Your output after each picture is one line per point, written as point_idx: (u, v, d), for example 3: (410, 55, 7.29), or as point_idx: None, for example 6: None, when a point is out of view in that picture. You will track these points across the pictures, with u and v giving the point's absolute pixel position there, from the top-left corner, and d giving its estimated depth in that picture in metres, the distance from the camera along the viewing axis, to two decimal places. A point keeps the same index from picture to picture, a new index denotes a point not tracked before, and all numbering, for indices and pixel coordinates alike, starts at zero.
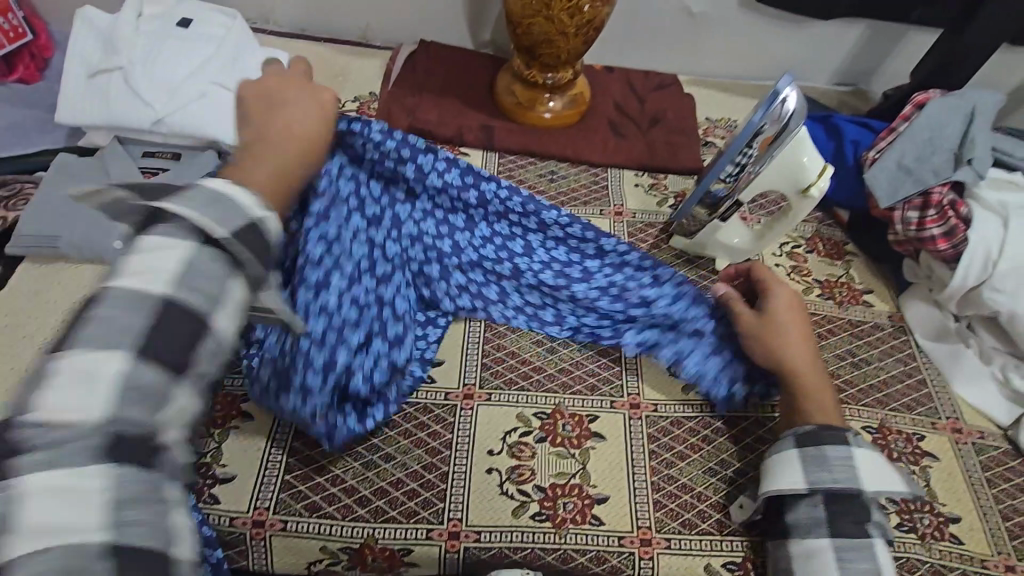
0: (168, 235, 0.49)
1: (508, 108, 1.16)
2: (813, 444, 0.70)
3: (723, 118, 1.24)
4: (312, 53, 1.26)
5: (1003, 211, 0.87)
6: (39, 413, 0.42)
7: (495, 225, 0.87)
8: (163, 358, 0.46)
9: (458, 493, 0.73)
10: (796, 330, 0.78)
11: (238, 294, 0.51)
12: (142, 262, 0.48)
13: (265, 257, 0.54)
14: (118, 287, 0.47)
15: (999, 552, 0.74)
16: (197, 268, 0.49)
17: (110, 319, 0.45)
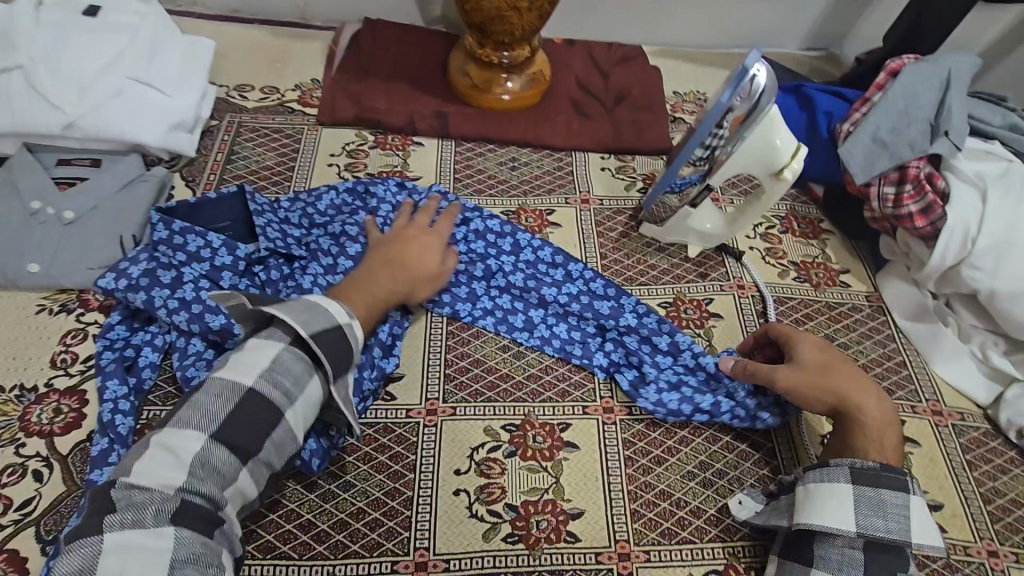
0: (268, 337, 0.62)
1: (463, 91, 1.08)
2: (869, 485, 0.63)
3: (690, 91, 1.18)
4: (245, 37, 1.15)
5: (981, 183, 0.83)
6: (140, 480, 0.52)
7: (489, 221, 0.91)
8: (238, 445, 0.57)
9: (425, 520, 0.68)
10: (837, 375, 0.70)
11: (313, 391, 0.63)
12: (245, 361, 0.60)
13: (341, 361, 0.64)
14: (219, 378, 0.59)
15: (982, 537, 0.73)
16: (285, 367, 0.61)
17: (204, 404, 0.57)
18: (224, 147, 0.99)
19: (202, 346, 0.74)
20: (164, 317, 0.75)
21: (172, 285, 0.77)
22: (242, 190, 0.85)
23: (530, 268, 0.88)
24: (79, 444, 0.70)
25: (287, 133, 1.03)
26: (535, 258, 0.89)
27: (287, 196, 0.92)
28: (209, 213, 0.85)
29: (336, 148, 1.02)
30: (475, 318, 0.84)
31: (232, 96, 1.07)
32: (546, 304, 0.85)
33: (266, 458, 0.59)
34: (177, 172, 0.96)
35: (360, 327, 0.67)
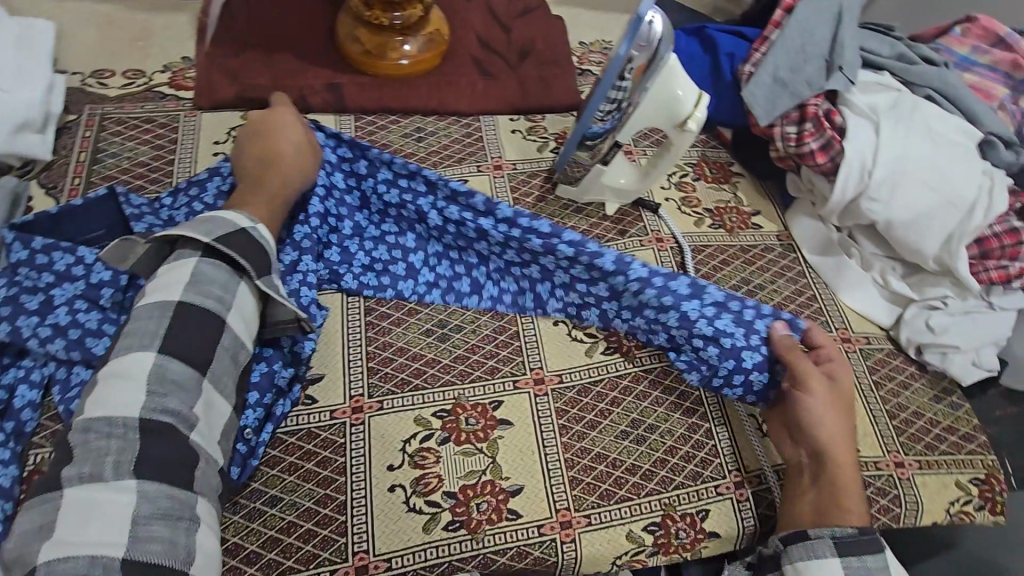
0: (177, 258, 0.64)
1: (355, 58, 0.99)
2: (852, 553, 0.65)
3: (596, 40, 1.14)
4: (96, 15, 1.01)
5: (874, 115, 0.85)
6: (100, 416, 0.54)
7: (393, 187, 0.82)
8: (187, 356, 0.60)
9: (361, 521, 0.66)
10: (847, 445, 0.72)
11: (242, 292, 0.66)
12: (164, 281, 0.63)
13: (257, 259, 0.67)
14: (149, 300, 0.61)
15: (889, 449, 0.79)
16: (204, 279, 0.64)
17: (141, 328, 0.60)
18: (87, 145, 0.87)
19: (87, 373, 0.68)
20: (37, 349, 0.67)
21: (41, 311, 0.68)
22: (113, 192, 0.77)
23: (441, 250, 0.83)
24: None
25: (160, 120, 0.92)
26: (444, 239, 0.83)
27: (167, 193, 0.83)
28: (79, 223, 0.76)
29: (220, 134, 0.92)
30: (420, 294, 0.82)
31: (88, 84, 0.93)
32: (467, 284, 0.83)
33: (220, 367, 0.62)
34: (33, 179, 0.83)
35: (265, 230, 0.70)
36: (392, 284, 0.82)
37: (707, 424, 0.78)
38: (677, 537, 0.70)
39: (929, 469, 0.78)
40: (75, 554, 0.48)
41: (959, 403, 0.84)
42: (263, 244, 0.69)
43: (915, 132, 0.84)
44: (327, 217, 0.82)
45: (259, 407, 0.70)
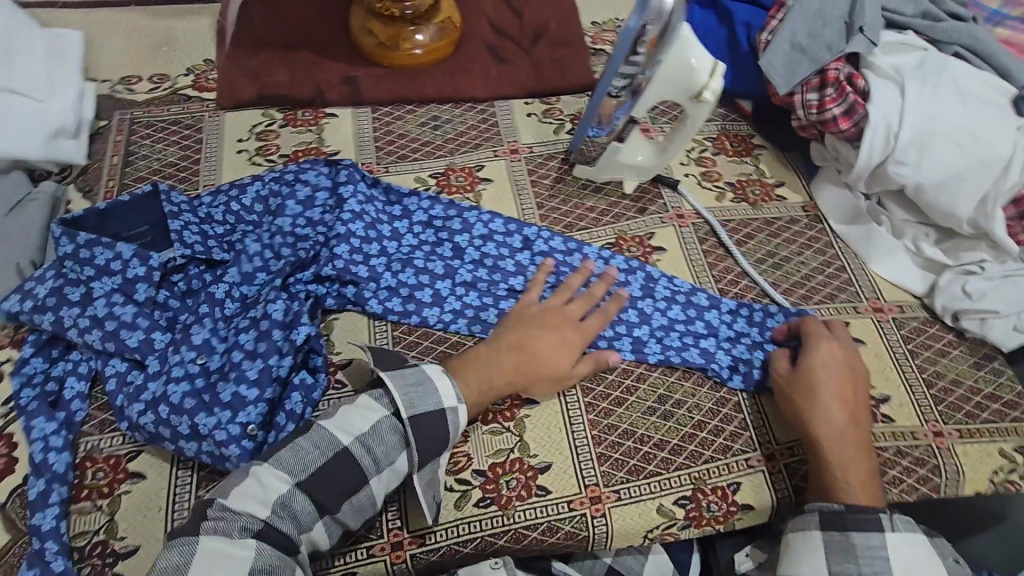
0: (373, 400, 0.66)
1: (370, 51, 1.00)
2: (837, 529, 0.64)
3: (609, 19, 1.13)
4: (123, 23, 1.04)
5: (899, 76, 0.83)
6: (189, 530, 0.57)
7: (431, 210, 0.86)
8: (319, 499, 0.61)
9: (394, 501, 0.68)
10: (851, 435, 0.69)
11: (399, 464, 0.64)
12: (345, 417, 0.64)
13: (432, 443, 0.65)
14: (323, 429, 0.63)
15: (926, 419, 0.77)
16: (379, 437, 0.64)
17: (300, 455, 0.62)
18: (119, 148, 0.90)
19: (123, 364, 0.70)
20: (78, 340, 0.70)
21: (83, 302, 0.71)
22: (157, 190, 0.79)
23: (468, 280, 0.81)
24: (15, 490, 0.65)
25: (186, 122, 0.95)
26: (474, 271, 0.82)
27: (208, 193, 0.84)
28: (122, 220, 0.78)
29: (243, 132, 0.94)
30: (452, 316, 0.79)
31: (117, 91, 0.97)
32: (505, 288, 0.81)
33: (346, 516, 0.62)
34: (70, 183, 0.86)
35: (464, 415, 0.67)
36: (429, 288, 0.80)
37: (737, 398, 0.77)
38: (709, 510, 0.70)
39: (971, 438, 0.76)
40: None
41: (1001, 369, 0.81)
42: (452, 427, 0.66)
43: (943, 92, 0.81)
44: (352, 240, 0.80)
45: (264, 403, 0.68)
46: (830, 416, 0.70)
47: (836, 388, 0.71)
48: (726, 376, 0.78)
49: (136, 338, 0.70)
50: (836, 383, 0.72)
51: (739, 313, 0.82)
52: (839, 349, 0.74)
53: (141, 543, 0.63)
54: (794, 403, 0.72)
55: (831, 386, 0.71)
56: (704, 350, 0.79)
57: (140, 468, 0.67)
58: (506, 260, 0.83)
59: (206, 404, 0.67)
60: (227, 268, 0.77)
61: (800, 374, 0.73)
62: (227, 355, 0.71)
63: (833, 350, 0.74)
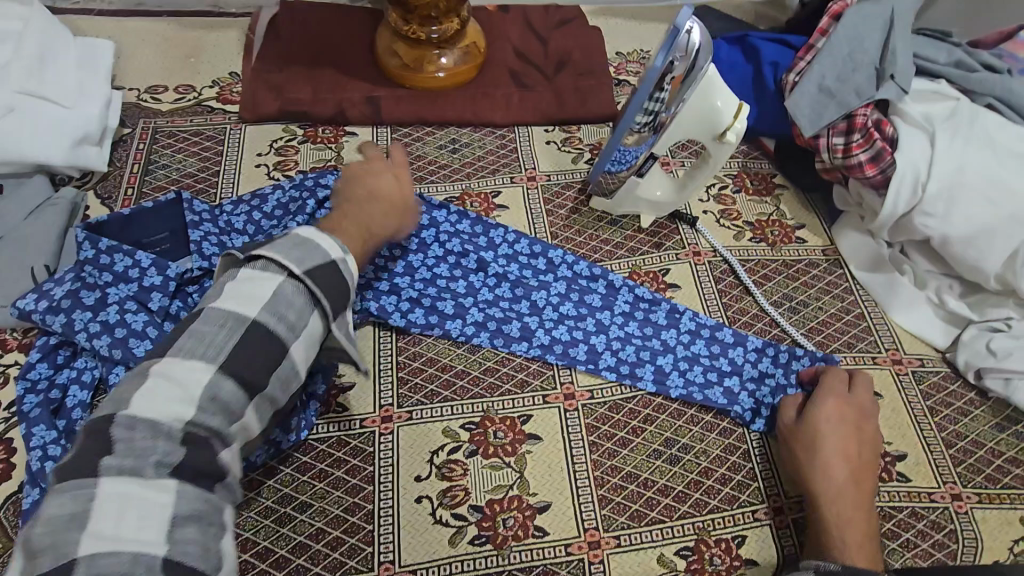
0: (258, 271, 0.56)
1: (393, 72, 1.01)
2: None
3: (634, 50, 1.12)
4: (152, 33, 1.06)
5: (929, 125, 0.81)
6: (146, 413, 0.47)
7: (458, 224, 0.86)
8: (249, 378, 0.52)
9: (388, 532, 0.66)
10: (853, 495, 0.66)
11: (314, 327, 0.57)
12: (241, 289, 0.54)
13: (337, 294, 0.59)
14: (215, 309, 0.53)
15: (944, 480, 0.74)
16: (286, 303, 0.55)
17: (210, 335, 0.52)
18: (140, 157, 0.91)
19: (125, 374, 0.69)
20: (86, 345, 0.70)
21: (95, 307, 0.72)
22: (180, 198, 0.81)
23: (492, 296, 0.81)
24: (11, 496, 0.65)
25: (208, 134, 0.95)
26: (496, 291, 0.82)
27: (230, 201, 0.86)
28: (143, 226, 0.79)
29: (263, 146, 0.95)
30: (469, 335, 0.79)
31: (143, 99, 0.98)
32: (527, 306, 0.81)
33: (270, 393, 0.54)
34: (90, 189, 0.87)
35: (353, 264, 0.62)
36: (452, 300, 0.80)
37: (745, 445, 0.75)
38: (712, 563, 0.67)
39: (990, 504, 0.73)
40: (115, 551, 0.42)
41: None
42: (348, 278, 0.61)
43: (975, 143, 0.79)
44: (376, 262, 0.81)
45: None
46: (830, 472, 0.67)
47: (842, 444, 0.69)
48: (747, 419, 0.76)
49: (140, 349, 0.70)
50: (840, 440, 0.69)
51: (765, 353, 0.79)
52: (847, 405, 0.72)
53: None
54: (794, 454, 0.70)
55: (834, 442, 0.69)
56: (728, 390, 0.77)
57: None
58: (530, 280, 0.83)
59: None
60: None
61: (803, 427, 0.71)
62: None
63: (840, 407, 0.71)
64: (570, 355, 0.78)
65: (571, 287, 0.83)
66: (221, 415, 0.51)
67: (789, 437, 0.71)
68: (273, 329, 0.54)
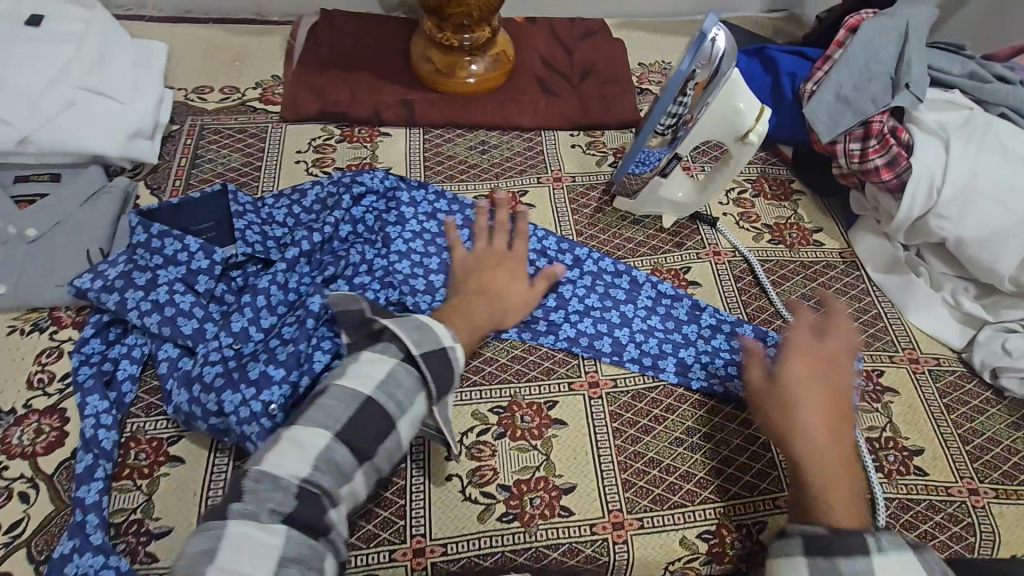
0: (380, 353, 0.62)
1: (426, 77, 1.06)
2: (823, 556, 0.53)
3: (655, 61, 1.17)
4: (200, 37, 1.12)
5: (943, 133, 0.84)
6: (272, 470, 0.55)
7: (490, 220, 0.91)
8: (357, 447, 0.58)
9: (419, 508, 0.69)
10: (831, 449, 0.62)
11: (419, 406, 0.63)
12: (359, 368, 0.61)
13: (443, 380, 0.64)
14: (336, 385, 0.60)
15: (962, 475, 0.75)
16: (399, 383, 0.61)
17: (329, 408, 0.58)
18: (187, 151, 0.96)
19: (173, 350, 0.73)
20: (137, 322, 0.74)
21: (147, 287, 0.75)
22: (226, 189, 0.85)
23: None
24: (63, 462, 0.68)
25: (251, 132, 1.01)
26: None
27: (272, 195, 0.89)
28: (192, 215, 0.83)
29: (302, 144, 1.00)
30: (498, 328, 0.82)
31: (191, 98, 1.04)
32: (553, 300, 0.84)
33: (376, 464, 0.60)
34: (140, 180, 0.92)
35: (462, 351, 0.66)
36: None
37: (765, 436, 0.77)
38: (733, 547, 0.69)
39: (1008, 499, 0.74)
40: None
41: None
42: (457, 365, 0.65)
43: (988, 150, 0.82)
44: (413, 256, 0.86)
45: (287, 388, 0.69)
46: (808, 429, 0.63)
47: (814, 397, 0.64)
48: None
49: (187, 327, 0.73)
50: (814, 395, 0.64)
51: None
52: (816, 356, 0.67)
53: (175, 524, 0.66)
54: (768, 415, 0.65)
55: (798, 401, 0.64)
56: None
57: (180, 453, 0.70)
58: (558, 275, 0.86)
59: (234, 381, 0.69)
60: (276, 265, 0.81)
61: (768, 385, 0.66)
62: (261, 343, 0.74)
63: (807, 358, 0.67)
64: (595, 347, 0.81)
65: (596, 283, 0.86)
66: (332, 476, 0.57)
67: (759, 398, 0.67)
68: (383, 406, 0.60)
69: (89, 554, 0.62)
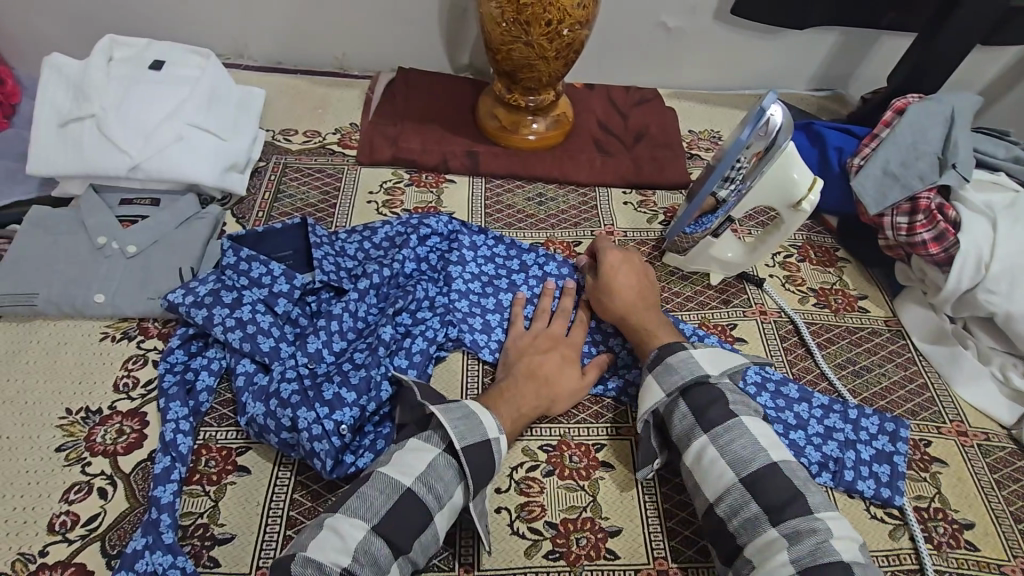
0: (424, 441, 0.67)
1: (491, 132, 1.14)
2: (658, 363, 0.74)
3: (705, 129, 1.24)
4: (289, 85, 1.24)
5: (991, 212, 0.88)
6: (315, 557, 0.57)
7: (549, 267, 0.96)
8: (395, 539, 0.61)
9: (469, 537, 0.71)
10: (645, 309, 0.83)
11: (456, 500, 0.66)
12: (403, 458, 0.65)
13: (482, 475, 0.67)
14: (382, 474, 0.64)
15: (1015, 554, 0.74)
16: (439, 474, 0.65)
17: (369, 496, 0.62)
18: (271, 186, 1.06)
19: (251, 365, 0.78)
20: (221, 337, 0.79)
21: (232, 305, 0.81)
22: (305, 223, 0.91)
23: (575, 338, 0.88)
24: (141, 463, 0.73)
25: (329, 172, 1.10)
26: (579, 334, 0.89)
27: (345, 231, 0.96)
28: (274, 243, 0.90)
29: (374, 186, 1.08)
30: None
31: (277, 139, 1.14)
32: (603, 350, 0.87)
33: (413, 554, 0.62)
34: (228, 209, 1.02)
35: (504, 445, 0.69)
36: None
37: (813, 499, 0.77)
38: None
39: None
40: None
41: None
42: (498, 459, 0.68)
43: None
44: (472, 296, 0.91)
45: (356, 409, 0.74)
46: (626, 300, 0.84)
47: (625, 280, 0.86)
48: (815, 471, 0.77)
49: (264, 347, 0.79)
50: (625, 281, 0.86)
51: (833, 409, 0.82)
52: (616, 255, 0.89)
53: (238, 532, 0.69)
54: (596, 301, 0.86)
55: (623, 278, 0.86)
56: (794, 442, 0.79)
57: (246, 464, 0.74)
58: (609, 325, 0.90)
59: (309, 399, 0.74)
60: (348, 293, 0.86)
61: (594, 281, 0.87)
62: (333, 365, 0.79)
63: (619, 254, 0.89)
64: None
65: None
66: (369, 568, 0.58)
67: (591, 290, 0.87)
68: (422, 499, 0.63)
69: (159, 553, 0.65)
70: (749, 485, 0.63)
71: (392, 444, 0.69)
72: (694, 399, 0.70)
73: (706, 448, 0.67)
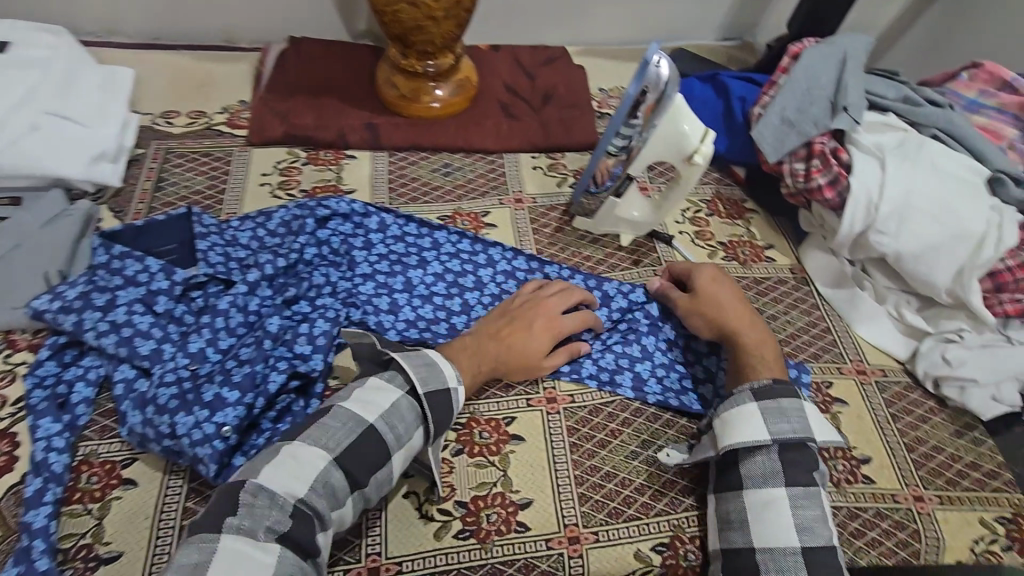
0: (388, 380, 0.67)
1: (391, 101, 1.09)
2: (768, 399, 0.70)
3: (615, 86, 1.21)
4: (169, 63, 1.14)
5: (880, 154, 0.88)
6: (269, 486, 0.57)
7: (458, 243, 0.93)
8: (354, 473, 0.61)
9: (376, 527, 0.69)
10: (758, 337, 0.78)
11: (416, 440, 0.67)
12: (369, 394, 0.65)
13: (443, 419, 0.68)
14: (344, 407, 0.64)
15: (907, 483, 0.78)
16: (401, 414, 0.65)
17: (332, 430, 0.62)
18: (152, 176, 0.97)
19: (131, 371, 0.73)
20: (93, 343, 0.73)
21: (105, 308, 0.75)
22: (190, 213, 0.86)
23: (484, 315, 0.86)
24: (11, 487, 0.67)
25: (216, 155, 1.02)
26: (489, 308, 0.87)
27: (236, 218, 0.90)
28: (155, 236, 0.84)
29: (268, 167, 1.01)
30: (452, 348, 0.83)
31: (157, 123, 1.05)
32: None
33: (371, 488, 0.63)
34: (103, 204, 0.93)
35: (463, 394, 0.71)
36: (446, 321, 0.85)
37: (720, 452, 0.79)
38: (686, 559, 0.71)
39: (951, 505, 0.77)
40: None
41: (982, 438, 0.82)
42: (457, 407, 0.70)
43: (921, 170, 0.87)
44: (378, 277, 0.87)
45: (241, 408, 0.70)
46: (740, 326, 0.79)
47: (731, 303, 0.81)
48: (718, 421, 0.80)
49: (143, 350, 0.73)
50: (732, 301, 0.81)
51: None
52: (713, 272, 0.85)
53: (125, 549, 0.65)
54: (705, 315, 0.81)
55: (724, 295, 0.82)
56: (702, 395, 0.82)
57: (132, 476, 0.70)
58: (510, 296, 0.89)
59: (187, 403, 0.70)
60: (237, 285, 0.81)
61: (698, 296, 0.82)
62: (219, 363, 0.74)
63: (711, 273, 0.85)
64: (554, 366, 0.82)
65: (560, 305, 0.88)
66: (326, 498, 0.59)
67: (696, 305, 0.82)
68: (383, 436, 0.64)
69: None
70: (807, 553, 0.60)
71: (348, 385, 0.68)
72: (794, 455, 0.67)
73: (775, 499, 0.64)
